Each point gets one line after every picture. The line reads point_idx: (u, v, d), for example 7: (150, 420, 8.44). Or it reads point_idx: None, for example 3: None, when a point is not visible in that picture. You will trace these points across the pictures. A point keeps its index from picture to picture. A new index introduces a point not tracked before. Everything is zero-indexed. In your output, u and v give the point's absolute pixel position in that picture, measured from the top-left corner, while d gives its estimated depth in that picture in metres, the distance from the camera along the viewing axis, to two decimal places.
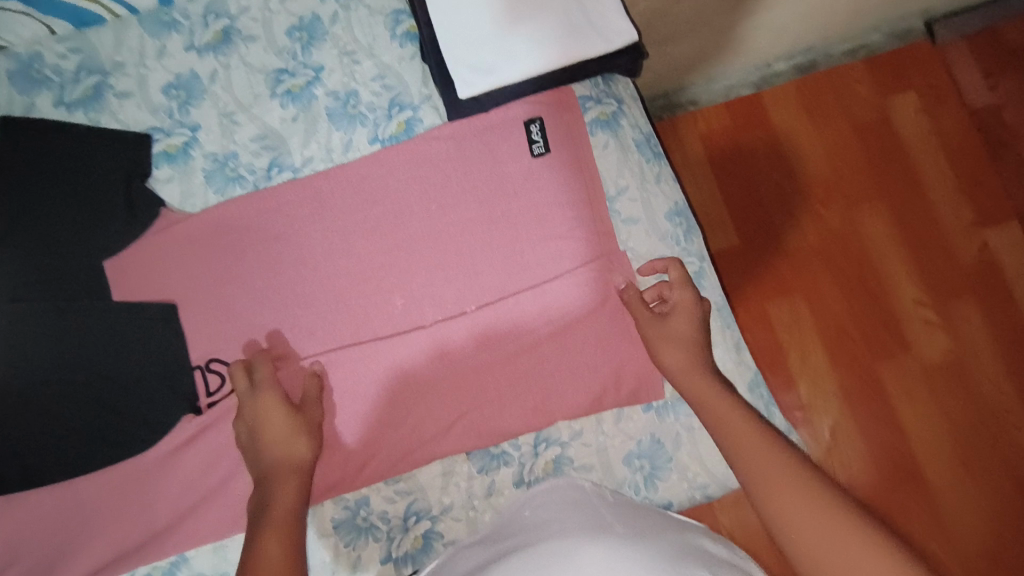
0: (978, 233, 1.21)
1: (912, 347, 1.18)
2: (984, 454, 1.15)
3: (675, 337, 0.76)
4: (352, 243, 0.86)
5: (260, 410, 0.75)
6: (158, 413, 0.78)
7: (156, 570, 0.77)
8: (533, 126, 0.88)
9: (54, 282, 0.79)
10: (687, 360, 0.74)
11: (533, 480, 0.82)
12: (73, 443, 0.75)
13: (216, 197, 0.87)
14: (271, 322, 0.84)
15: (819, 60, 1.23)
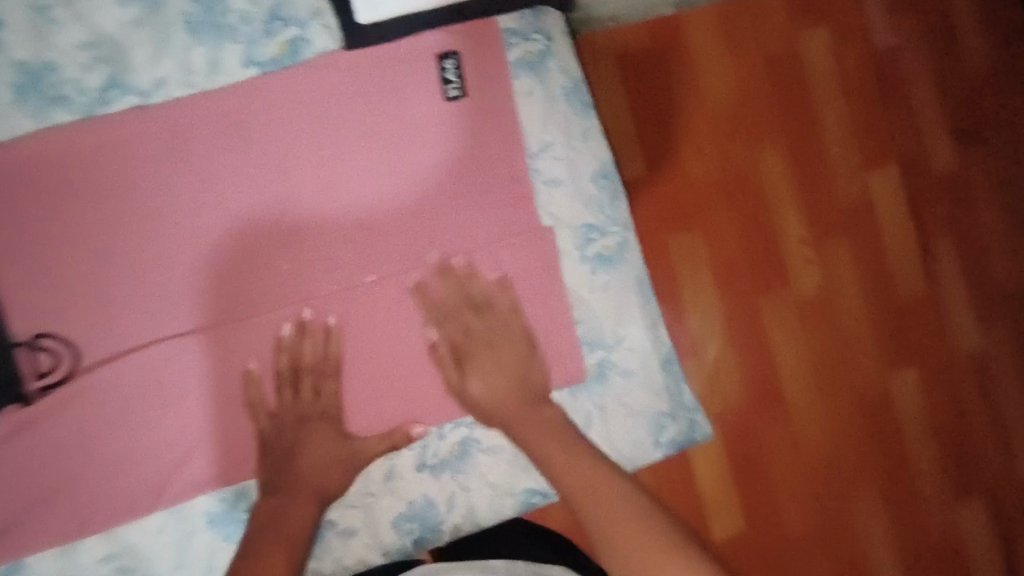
0: (863, 175, 1.19)
1: (792, 283, 1.16)
2: (843, 393, 1.17)
3: (483, 363, 0.73)
4: (224, 190, 0.71)
5: (313, 431, 0.70)
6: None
7: None
8: (447, 63, 0.75)
9: None
10: (491, 393, 0.72)
11: (438, 463, 0.75)
12: None
13: (31, 122, 0.68)
14: (120, 288, 0.69)
15: None
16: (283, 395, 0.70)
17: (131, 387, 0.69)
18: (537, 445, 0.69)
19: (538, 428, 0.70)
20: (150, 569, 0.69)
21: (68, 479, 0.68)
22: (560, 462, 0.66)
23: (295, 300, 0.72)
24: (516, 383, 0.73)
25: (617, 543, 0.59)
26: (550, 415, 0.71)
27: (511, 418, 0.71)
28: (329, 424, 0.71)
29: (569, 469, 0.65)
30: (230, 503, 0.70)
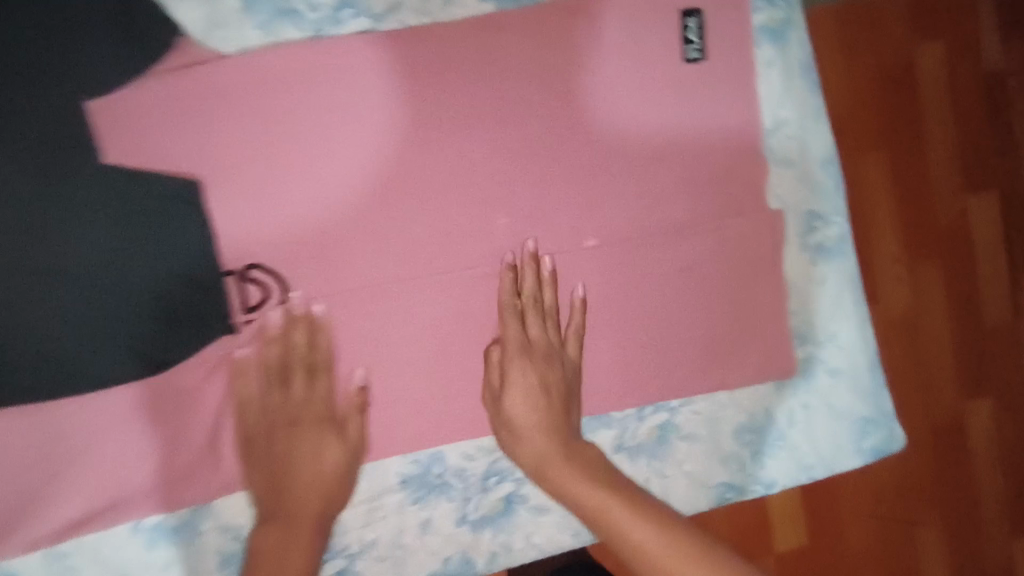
0: (963, 198, 1.06)
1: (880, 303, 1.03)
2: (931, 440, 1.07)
3: (517, 366, 0.66)
4: (447, 135, 0.65)
5: (348, 431, 0.65)
6: (183, 324, 0.60)
7: (174, 517, 0.63)
8: (690, 21, 0.69)
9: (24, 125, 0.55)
10: (529, 413, 0.66)
11: (635, 446, 0.72)
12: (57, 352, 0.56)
13: (257, 35, 0.61)
14: (332, 228, 0.63)
15: None
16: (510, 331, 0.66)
17: (339, 334, 0.65)
18: (563, 480, 0.64)
19: (585, 475, 0.64)
20: (337, 526, 0.67)
21: (264, 426, 0.63)
22: (619, 517, 0.61)
23: (512, 258, 0.68)
24: (536, 406, 0.66)
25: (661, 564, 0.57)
26: (593, 456, 0.66)
27: (547, 456, 0.65)
28: (314, 427, 0.64)
29: (631, 524, 0.60)
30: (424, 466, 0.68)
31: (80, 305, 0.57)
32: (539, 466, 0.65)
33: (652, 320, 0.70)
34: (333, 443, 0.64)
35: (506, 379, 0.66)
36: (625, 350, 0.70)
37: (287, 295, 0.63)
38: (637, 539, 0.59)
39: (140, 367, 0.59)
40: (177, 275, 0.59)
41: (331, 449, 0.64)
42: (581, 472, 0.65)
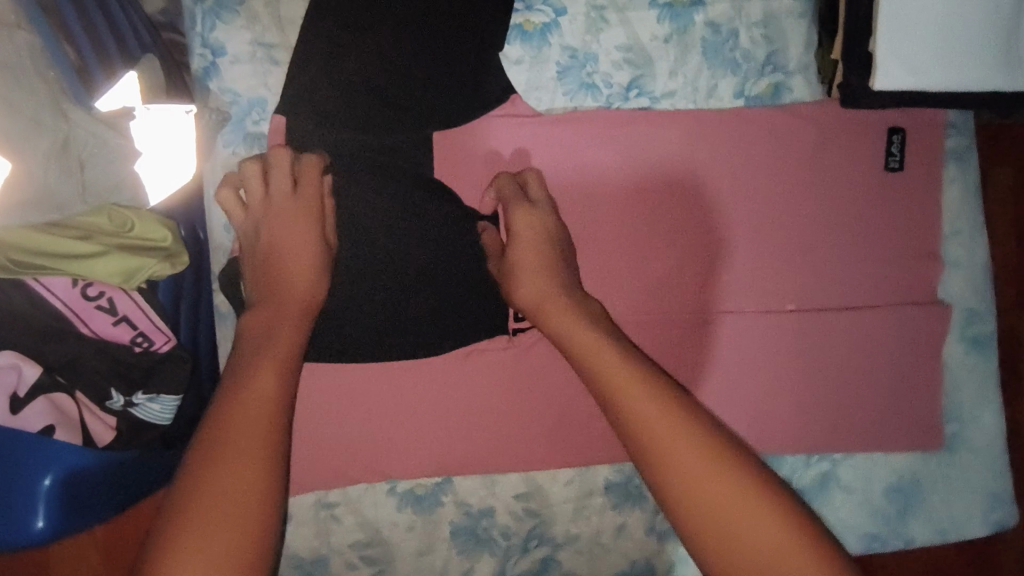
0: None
1: None
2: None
3: (523, 268, 0.64)
4: (690, 199, 0.78)
5: (521, 273, 0.64)
6: (470, 317, 0.70)
7: (421, 487, 0.72)
8: (894, 138, 0.82)
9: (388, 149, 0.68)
10: (536, 287, 0.63)
11: (800, 488, 0.82)
12: (378, 326, 0.67)
13: (564, 100, 0.76)
14: (590, 262, 0.76)
15: None
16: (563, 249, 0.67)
17: None
18: (686, 473, 0.48)
19: (574, 319, 0.60)
20: (550, 518, 0.75)
21: (512, 423, 0.72)
22: (620, 381, 0.53)
23: (723, 310, 0.80)
24: (550, 281, 0.63)
25: (669, 456, 0.49)
26: (595, 310, 0.62)
27: (545, 304, 0.62)
28: (529, 242, 0.65)
29: (629, 390, 0.53)
30: (626, 477, 0.75)
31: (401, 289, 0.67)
32: (671, 458, 0.49)
33: (830, 381, 0.81)
34: (308, 223, 0.61)
35: (513, 267, 0.65)
36: (802, 404, 0.81)
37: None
38: (640, 416, 0.51)
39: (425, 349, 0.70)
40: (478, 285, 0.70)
41: (311, 252, 0.60)
42: (640, 389, 0.53)
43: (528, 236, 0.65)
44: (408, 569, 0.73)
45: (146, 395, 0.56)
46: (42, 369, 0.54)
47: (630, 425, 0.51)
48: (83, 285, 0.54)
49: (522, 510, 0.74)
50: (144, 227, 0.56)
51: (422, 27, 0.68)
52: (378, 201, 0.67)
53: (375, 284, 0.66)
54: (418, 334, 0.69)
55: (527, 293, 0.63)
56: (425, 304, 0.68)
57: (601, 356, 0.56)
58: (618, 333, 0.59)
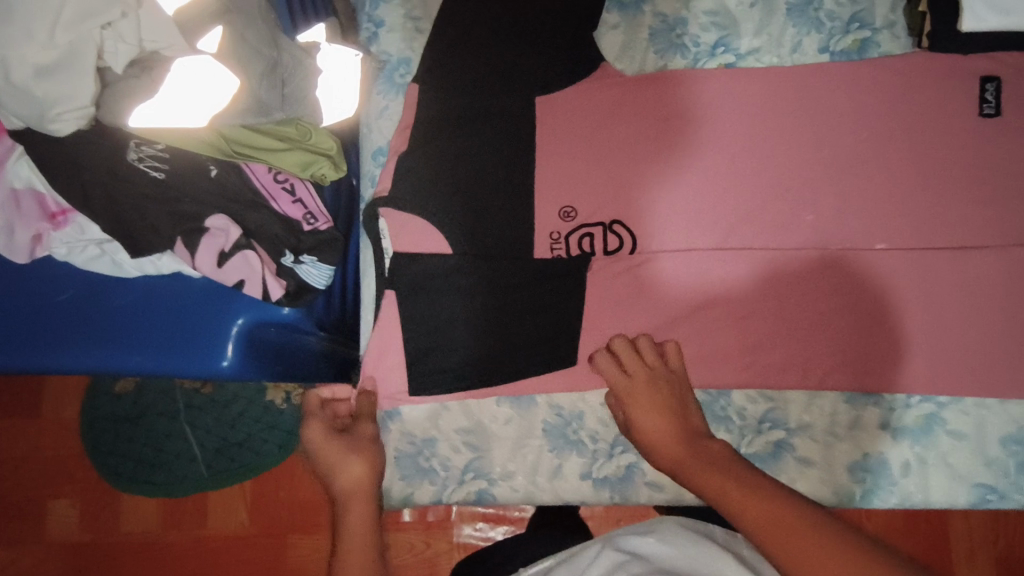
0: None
1: None
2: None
3: (638, 397, 0.70)
4: (773, 147, 0.84)
5: (634, 407, 0.70)
6: (541, 288, 0.81)
7: (513, 397, 0.82)
8: (988, 86, 0.83)
9: (495, 115, 0.84)
10: (667, 435, 0.66)
11: (900, 428, 0.80)
12: (460, 279, 0.81)
13: (654, 58, 0.87)
14: (676, 200, 0.83)
15: None
16: (635, 368, 0.73)
17: (668, 280, 0.81)
18: (803, 560, 0.45)
19: (727, 479, 0.56)
20: None
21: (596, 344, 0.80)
22: (732, 493, 0.54)
23: (814, 247, 0.82)
24: (671, 424, 0.67)
25: (775, 536, 0.48)
26: (718, 450, 0.61)
27: (665, 451, 0.66)
28: (662, 389, 0.71)
29: (738, 499, 0.53)
30: (713, 398, 0.83)
31: (481, 253, 0.82)
32: (783, 539, 0.47)
33: (934, 327, 0.79)
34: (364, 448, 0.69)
35: (631, 410, 0.70)
36: (898, 347, 0.80)
37: (635, 247, 0.82)
38: (738, 500, 0.53)
39: (501, 310, 0.81)
40: (551, 279, 0.81)
41: (359, 462, 0.66)
42: (780, 518, 0.48)
43: (642, 391, 0.71)
44: (504, 459, 0.81)
45: (310, 259, 0.73)
46: (242, 231, 0.70)
47: (741, 514, 0.52)
48: (275, 172, 0.74)
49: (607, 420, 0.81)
50: (318, 139, 0.75)
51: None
52: (483, 203, 0.83)
53: (466, 233, 0.82)
54: (489, 346, 0.80)
55: (644, 426, 0.68)
56: (499, 274, 0.81)
57: (711, 468, 0.59)
58: (749, 466, 0.58)
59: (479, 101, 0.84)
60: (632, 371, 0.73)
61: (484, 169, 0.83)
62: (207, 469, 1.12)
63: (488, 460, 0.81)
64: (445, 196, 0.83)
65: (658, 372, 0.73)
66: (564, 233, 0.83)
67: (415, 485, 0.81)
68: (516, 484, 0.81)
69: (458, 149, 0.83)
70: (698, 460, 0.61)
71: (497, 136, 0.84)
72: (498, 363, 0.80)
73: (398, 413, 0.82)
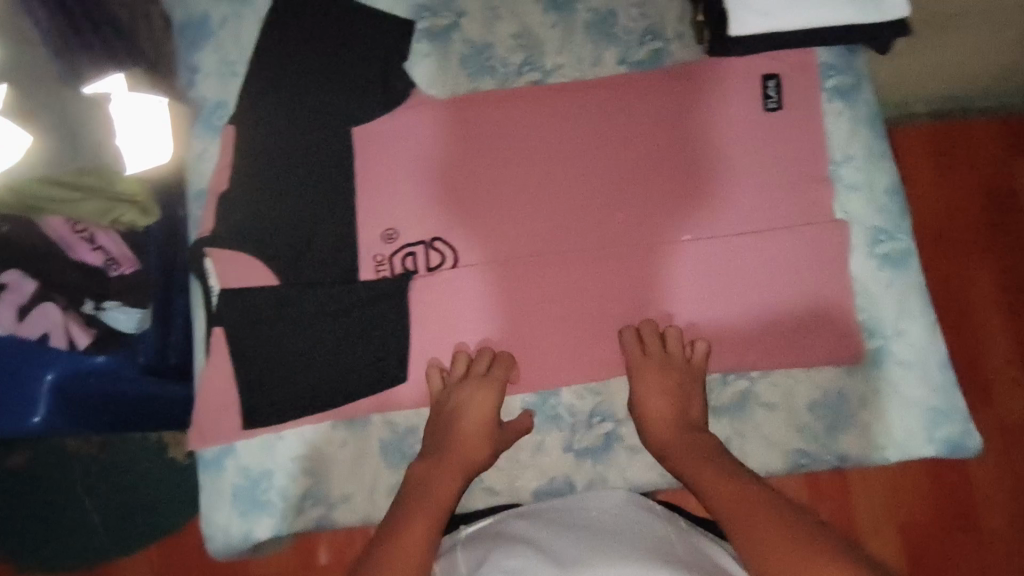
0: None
1: (993, 400, 1.20)
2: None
3: (653, 388, 0.80)
4: (582, 156, 0.88)
5: (640, 378, 0.81)
6: (371, 313, 0.83)
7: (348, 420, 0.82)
8: (769, 82, 0.91)
9: (314, 151, 0.87)
10: (666, 411, 0.79)
11: (718, 406, 0.85)
12: (287, 312, 0.83)
13: (466, 82, 0.90)
14: (494, 214, 0.87)
15: (958, 111, 1.27)
16: (632, 352, 0.82)
17: (492, 290, 0.85)
18: (761, 542, 0.59)
19: (705, 467, 0.72)
20: None
21: (431, 359, 0.84)
22: (706, 476, 0.70)
23: (629, 245, 0.86)
24: (669, 406, 0.79)
25: (740, 523, 0.62)
26: (710, 442, 0.77)
27: (656, 428, 0.79)
28: (674, 374, 0.80)
29: (712, 481, 0.69)
30: (542, 398, 0.84)
31: (309, 283, 0.84)
32: (746, 523, 0.62)
33: (740, 309, 0.85)
34: (486, 389, 0.80)
35: (637, 386, 0.81)
36: (711, 329, 0.85)
37: (458, 261, 0.86)
38: (722, 492, 0.67)
39: (331, 338, 0.83)
40: (380, 303, 0.83)
41: (486, 404, 0.80)
42: (752, 507, 0.63)
43: (654, 372, 0.80)
44: (343, 482, 0.81)
45: (114, 305, 0.84)
46: (37, 283, 0.78)
47: (714, 497, 0.67)
48: (74, 224, 0.82)
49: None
50: (124, 186, 0.82)
51: (334, 41, 0.89)
52: (307, 236, 0.85)
53: (292, 265, 0.84)
54: (322, 375, 0.82)
55: (653, 411, 0.80)
56: (327, 303, 0.83)
57: (687, 452, 0.75)
58: (758, 480, 0.68)
59: (296, 137, 0.86)
60: (648, 351, 0.82)
61: (306, 202, 0.85)
62: (111, 539, 1.12)
63: (327, 485, 0.81)
64: (268, 233, 0.84)
65: (693, 359, 0.83)
66: (389, 255, 0.86)
67: (254, 521, 0.79)
68: (356, 505, 0.81)
69: (279, 187, 0.85)
70: (704, 447, 0.75)
71: (313, 173, 0.86)
72: (332, 388, 0.82)
73: (232, 450, 0.81)
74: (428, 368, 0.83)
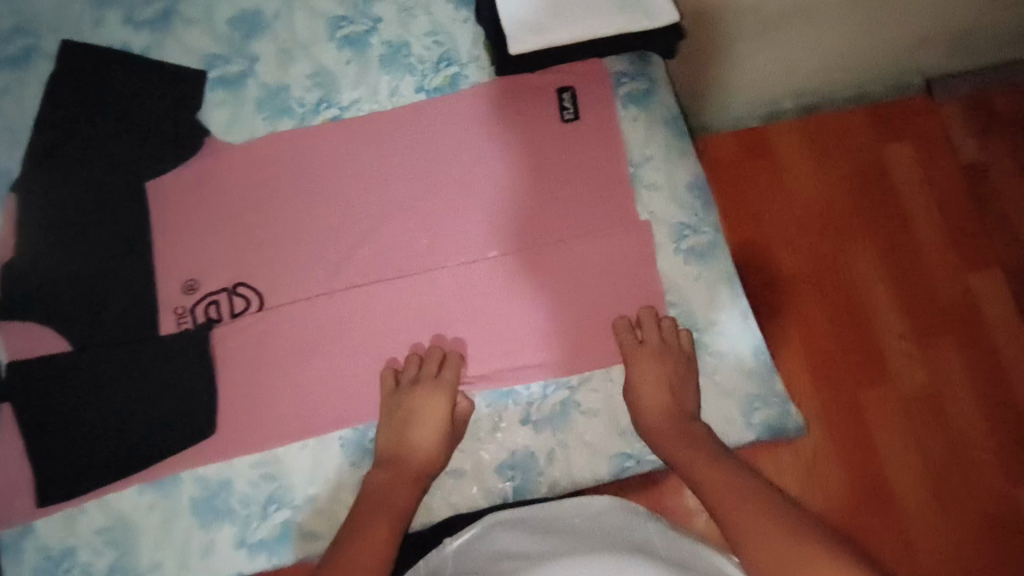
0: (961, 276, 1.32)
1: (889, 375, 1.26)
2: (964, 499, 1.18)
3: (646, 375, 0.80)
4: (385, 186, 0.89)
5: (640, 371, 0.80)
6: (170, 366, 0.82)
7: (152, 482, 0.79)
8: (565, 95, 0.92)
9: (103, 211, 0.86)
10: (658, 397, 0.78)
11: (540, 420, 0.83)
12: (82, 376, 0.81)
13: (263, 126, 0.90)
14: (300, 252, 0.86)
15: (824, 105, 1.43)
16: (625, 339, 0.83)
17: (300, 330, 0.84)
18: (758, 538, 0.58)
19: (694, 453, 0.71)
20: (286, 482, 0.79)
21: (239, 407, 0.81)
22: (699, 464, 0.69)
23: (436, 269, 0.86)
24: (670, 397, 0.78)
25: (731, 514, 0.61)
26: (700, 430, 0.75)
27: (657, 426, 0.77)
28: (669, 364, 0.81)
29: (704, 469, 0.68)
30: (361, 433, 0.81)
31: (103, 344, 0.82)
32: (738, 517, 0.60)
33: (553, 318, 0.85)
34: (436, 400, 0.79)
35: (631, 375, 0.81)
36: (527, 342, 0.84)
37: (263, 304, 0.84)
38: (711, 480, 0.66)
39: (131, 397, 0.80)
40: (177, 355, 0.82)
41: (437, 416, 0.78)
42: (740, 497, 0.62)
43: (647, 360, 0.80)
44: (151, 549, 0.77)
45: None
46: None
47: (705, 486, 0.66)
48: None
49: (349, 497, 0.78)
50: None
51: (121, 101, 0.89)
52: (100, 297, 0.83)
53: (86, 327, 0.82)
54: (123, 437, 0.80)
55: (649, 401, 0.79)
56: (123, 362, 0.81)
57: (677, 442, 0.74)
58: (737, 463, 0.68)
59: (88, 196, 0.86)
60: (649, 345, 0.82)
61: (95, 262, 0.84)
62: None
63: (134, 555, 0.77)
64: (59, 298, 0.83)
65: (671, 342, 0.82)
66: (190, 305, 0.84)
67: None
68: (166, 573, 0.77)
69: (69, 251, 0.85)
70: (673, 426, 0.76)
71: (105, 232, 0.85)
72: (134, 449, 0.79)
73: (28, 530, 0.78)
74: (384, 370, 0.82)
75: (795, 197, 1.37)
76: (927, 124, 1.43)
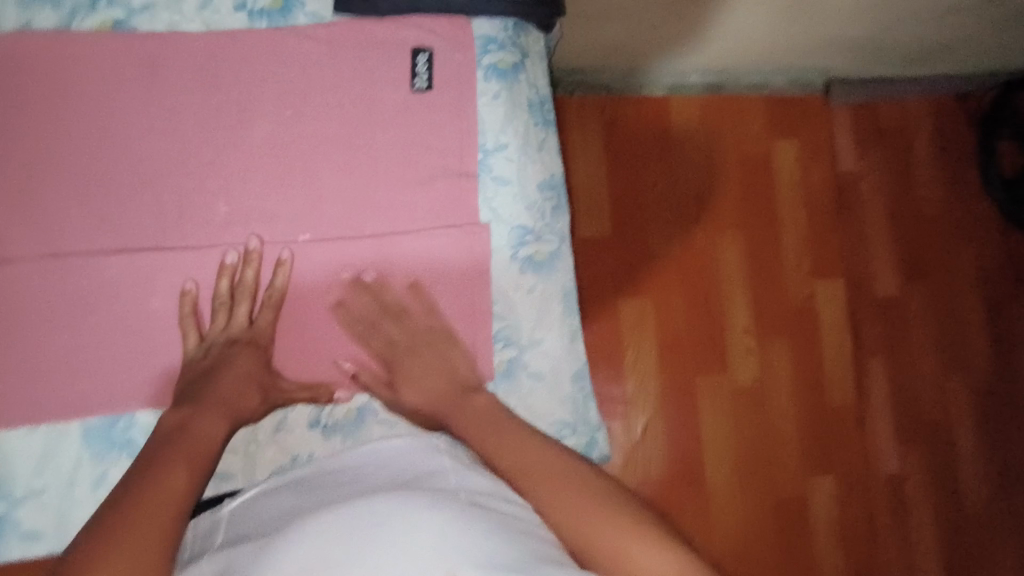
0: (810, 282, 1.41)
1: (728, 368, 1.35)
2: (761, 486, 1.34)
3: (412, 356, 0.73)
4: (175, 128, 0.72)
5: (405, 348, 0.73)
6: None
7: None
8: (419, 57, 0.78)
9: None
10: (429, 390, 0.71)
11: (331, 425, 0.74)
12: None
13: (17, 13, 0.73)
14: (55, 194, 0.70)
15: (727, 84, 1.40)
16: (395, 322, 0.74)
17: (43, 294, 0.69)
18: (581, 525, 0.54)
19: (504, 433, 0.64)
20: (5, 472, 0.67)
21: None
22: (495, 440, 0.63)
23: (231, 243, 0.72)
24: (452, 381, 0.71)
25: (553, 491, 0.57)
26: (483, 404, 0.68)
27: (446, 417, 0.69)
28: (435, 343, 0.74)
29: (511, 446, 0.62)
30: (111, 420, 0.69)
31: None
32: (562, 503, 0.56)
33: (361, 321, 0.75)
34: (252, 356, 0.69)
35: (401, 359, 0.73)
36: (328, 339, 0.74)
37: None
38: (516, 455, 0.61)
39: None
40: None
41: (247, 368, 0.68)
42: (556, 484, 0.58)
43: (413, 342, 0.73)
44: None
45: None
46: None
47: (516, 464, 0.61)
48: None
49: (102, 500, 0.68)
50: None
51: None
52: None
53: None
54: None
55: (417, 397, 0.71)
56: None
57: (489, 416, 0.66)
58: (553, 441, 0.64)
59: None
60: (404, 311, 0.74)
61: None
62: None
63: None
64: None
65: (438, 315, 0.75)
66: None
67: None
68: None
69: None
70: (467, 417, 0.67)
71: None
72: None
73: None
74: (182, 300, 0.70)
75: (679, 179, 1.39)
76: (815, 130, 1.45)
